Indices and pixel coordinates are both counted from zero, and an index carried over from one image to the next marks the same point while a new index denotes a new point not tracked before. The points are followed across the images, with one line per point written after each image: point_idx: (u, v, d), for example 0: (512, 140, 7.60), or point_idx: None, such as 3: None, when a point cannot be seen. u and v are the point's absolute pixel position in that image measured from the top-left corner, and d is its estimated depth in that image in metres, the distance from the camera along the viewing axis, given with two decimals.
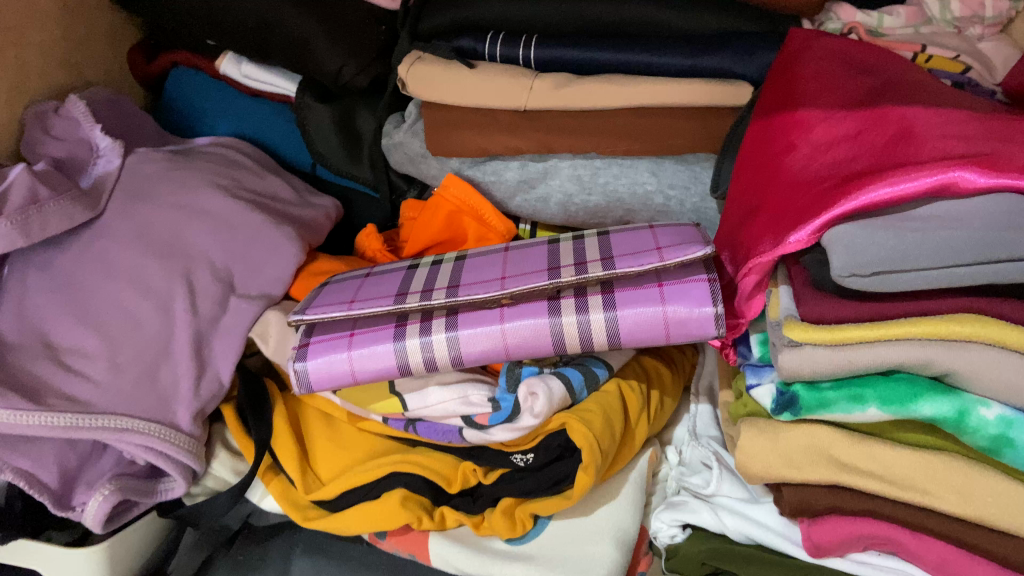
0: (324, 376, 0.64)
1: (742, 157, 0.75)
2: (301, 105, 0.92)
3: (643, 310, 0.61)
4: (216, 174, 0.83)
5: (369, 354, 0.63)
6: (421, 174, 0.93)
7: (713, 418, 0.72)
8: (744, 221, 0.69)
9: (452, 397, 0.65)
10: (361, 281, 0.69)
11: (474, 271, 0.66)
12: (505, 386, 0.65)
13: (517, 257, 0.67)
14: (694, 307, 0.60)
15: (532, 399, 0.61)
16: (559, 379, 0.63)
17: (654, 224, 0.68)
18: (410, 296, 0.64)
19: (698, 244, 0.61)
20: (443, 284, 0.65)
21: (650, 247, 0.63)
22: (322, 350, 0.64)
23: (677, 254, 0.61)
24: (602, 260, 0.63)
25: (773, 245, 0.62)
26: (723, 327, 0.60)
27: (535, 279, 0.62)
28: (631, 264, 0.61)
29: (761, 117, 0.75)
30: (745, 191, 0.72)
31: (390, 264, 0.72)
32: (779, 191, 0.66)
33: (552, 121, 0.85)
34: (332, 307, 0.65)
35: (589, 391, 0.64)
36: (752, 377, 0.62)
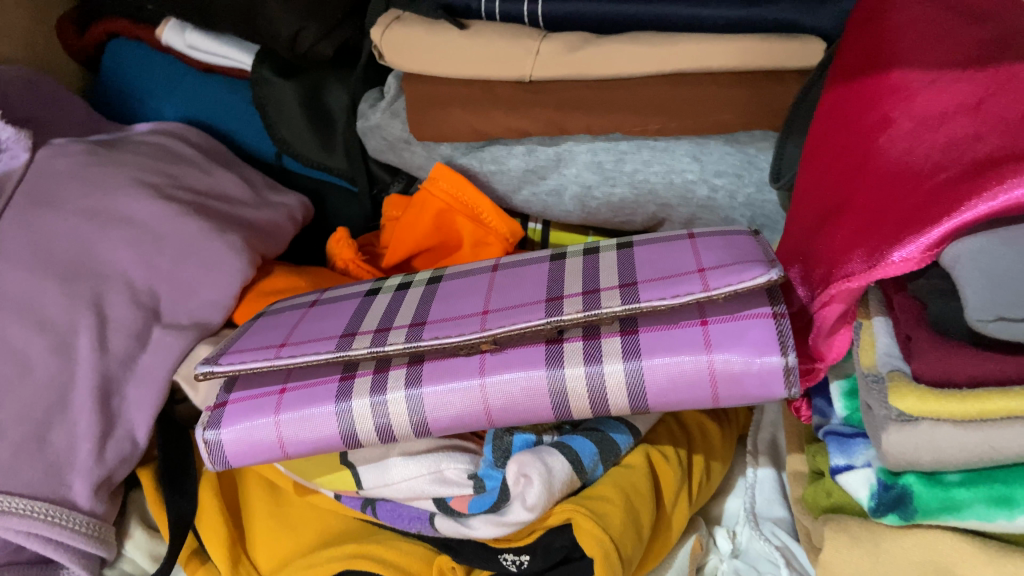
0: (243, 449, 0.47)
1: (816, 138, 0.57)
2: (258, 80, 0.75)
3: (679, 361, 0.43)
4: (145, 170, 0.67)
5: (303, 419, 0.47)
6: (405, 163, 0.76)
7: (780, 490, 0.53)
8: (820, 227, 0.50)
9: (420, 474, 0.48)
10: (302, 315, 0.52)
11: (448, 301, 0.49)
12: (491, 458, 0.48)
13: (506, 281, 0.49)
14: (753, 357, 0.42)
15: (524, 484, 0.44)
16: (562, 454, 0.46)
17: (695, 234, 0.50)
18: (358, 336, 0.47)
19: (757, 265, 0.43)
20: (405, 320, 0.48)
21: (688, 269, 0.45)
22: (242, 413, 0.47)
23: (726, 280, 0.43)
24: (622, 288, 0.45)
25: (866, 264, 0.44)
26: (797, 384, 0.42)
27: (526, 315, 0.44)
28: (660, 296, 0.43)
29: (844, 84, 0.56)
30: (820, 185, 0.53)
31: (345, 290, 0.55)
32: (873, 184, 0.47)
33: (564, 93, 0.67)
34: (256, 352, 0.48)
35: (604, 468, 0.47)
36: (839, 455, 0.44)
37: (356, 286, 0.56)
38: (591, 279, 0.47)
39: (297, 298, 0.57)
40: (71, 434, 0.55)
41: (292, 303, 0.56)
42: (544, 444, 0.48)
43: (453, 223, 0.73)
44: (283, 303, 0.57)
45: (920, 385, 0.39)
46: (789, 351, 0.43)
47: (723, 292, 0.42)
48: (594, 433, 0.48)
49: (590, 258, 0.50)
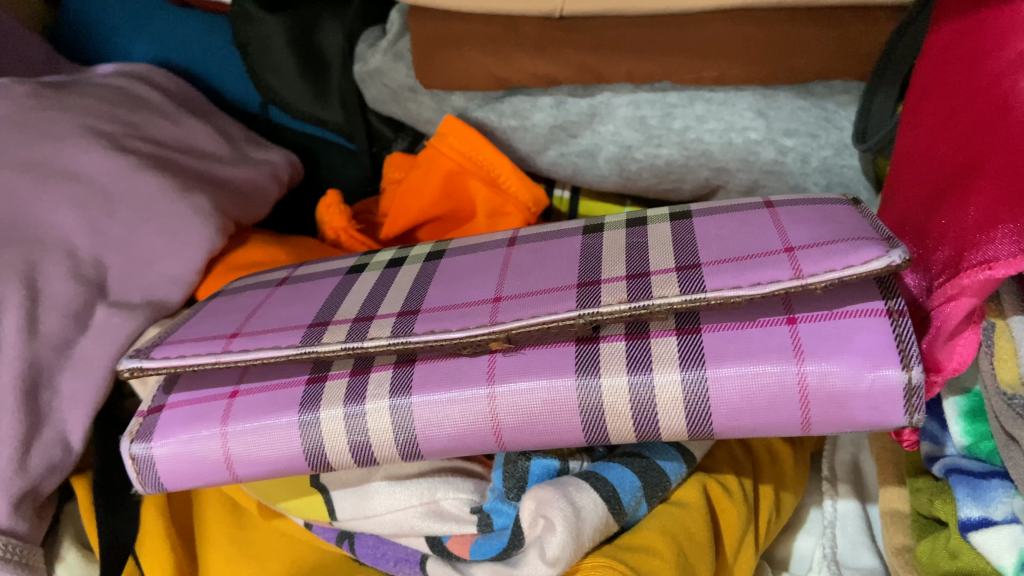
0: (181, 469, 0.37)
1: (924, 86, 0.45)
2: (240, 15, 0.64)
3: (757, 373, 0.32)
4: (98, 117, 0.56)
5: (256, 432, 0.36)
6: (410, 117, 0.65)
7: (868, 531, 0.42)
8: (937, 200, 0.39)
9: (408, 504, 0.37)
10: (264, 297, 0.41)
11: (452, 283, 0.38)
12: (500, 487, 0.37)
13: (526, 260, 0.38)
14: (861, 370, 0.31)
15: (543, 529, 0.33)
16: (594, 491, 0.34)
17: (775, 203, 0.38)
18: (331, 327, 0.36)
19: (871, 244, 0.32)
20: (393, 308, 0.37)
21: (771, 248, 0.33)
22: (180, 424, 0.37)
23: (826, 263, 0.31)
24: (681, 273, 0.34)
25: (1017, 247, 0.32)
26: (921, 410, 0.31)
27: (551, 306, 0.33)
28: (735, 285, 0.32)
29: (960, 17, 0.44)
30: (933, 146, 0.42)
31: (324, 266, 0.44)
32: (1012, 139, 0.36)
33: (602, 32, 0.55)
34: (199, 344, 0.38)
35: (647, 505, 0.36)
36: (970, 504, 0.33)
37: (340, 260, 0.45)
38: (637, 260, 0.35)
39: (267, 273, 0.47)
40: None
41: (258, 281, 0.45)
42: (571, 473, 0.37)
43: (465, 187, 0.62)
44: (247, 281, 0.46)
45: None
46: (911, 364, 0.31)
47: (823, 280, 0.31)
48: (635, 459, 0.37)
49: (637, 233, 0.38)
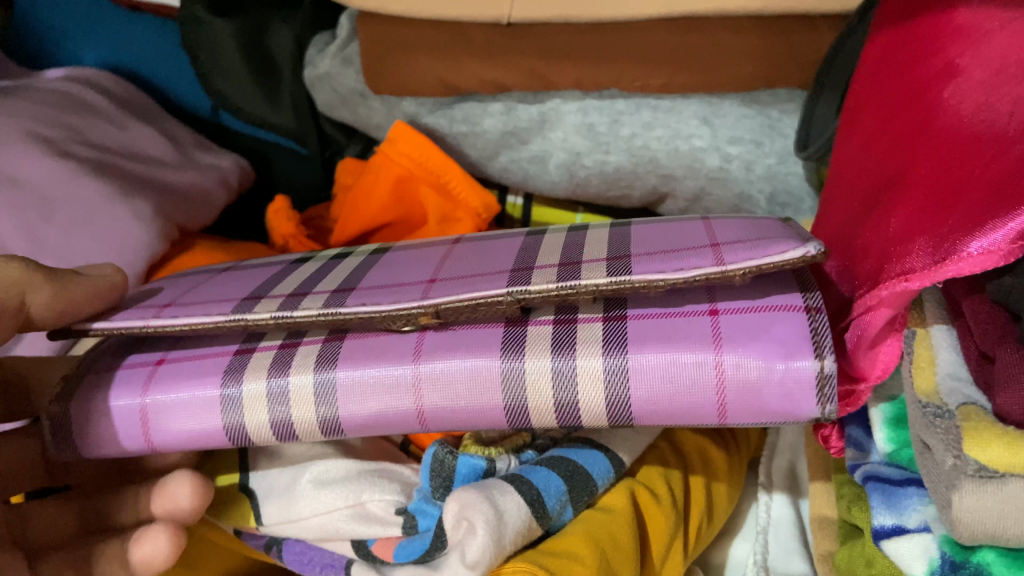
0: (99, 432, 0.37)
1: (858, 97, 0.45)
2: (187, 20, 0.62)
3: (675, 356, 0.32)
4: (40, 121, 0.55)
5: (176, 403, 0.36)
6: (361, 122, 0.65)
7: (800, 537, 0.42)
8: (866, 210, 0.39)
9: (334, 507, 0.38)
10: (198, 282, 0.41)
11: (389, 270, 0.38)
12: (427, 487, 0.37)
13: (464, 251, 0.38)
14: (776, 360, 0.31)
15: (465, 532, 0.33)
16: (518, 493, 0.34)
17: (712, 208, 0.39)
18: (264, 300, 0.36)
19: (792, 241, 0.32)
20: (328, 288, 0.37)
21: (698, 241, 0.34)
22: (104, 384, 0.37)
23: (748, 255, 0.32)
24: (610, 262, 0.34)
25: (930, 261, 0.33)
26: (833, 401, 0.31)
27: (479, 286, 0.33)
28: (658, 269, 0.32)
29: (892, 28, 0.45)
30: (864, 158, 0.42)
31: (266, 263, 0.44)
32: (933, 152, 0.36)
33: (549, 39, 0.55)
34: (133, 312, 0.38)
35: (573, 509, 0.36)
36: (885, 512, 0.33)
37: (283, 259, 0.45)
38: (571, 250, 0.36)
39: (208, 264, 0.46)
40: None
41: (197, 273, 0.44)
42: (495, 473, 0.36)
43: (415, 193, 0.61)
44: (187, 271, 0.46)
45: (1008, 429, 0.29)
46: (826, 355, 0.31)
47: (743, 269, 0.31)
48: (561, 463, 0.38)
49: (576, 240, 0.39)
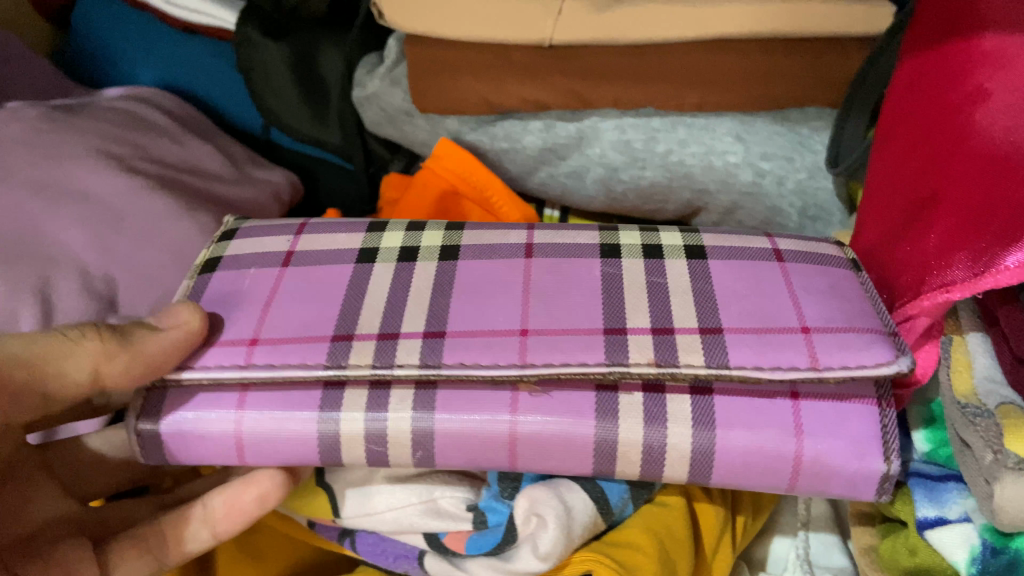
0: (190, 446, 0.40)
1: (892, 116, 0.48)
2: (243, 41, 0.66)
3: (758, 439, 0.36)
4: (106, 139, 0.59)
5: (274, 432, 0.39)
6: (405, 138, 0.68)
7: (841, 536, 0.44)
8: (904, 226, 0.42)
9: (408, 503, 0.40)
10: (274, 288, 0.43)
11: (475, 299, 0.41)
12: (495, 488, 0.40)
13: (549, 283, 0.41)
14: (851, 457, 0.36)
15: (536, 526, 0.37)
16: (581, 491, 0.38)
17: (785, 258, 0.42)
18: (357, 344, 0.39)
19: (883, 347, 0.36)
20: (417, 326, 0.39)
21: (789, 325, 0.38)
22: (195, 405, 0.40)
23: (840, 359, 0.36)
24: (706, 335, 0.38)
25: (970, 272, 0.35)
26: (890, 493, 0.37)
27: (581, 356, 0.37)
28: (759, 366, 0.36)
29: (925, 52, 0.48)
30: (899, 174, 0.45)
31: (330, 240, 0.46)
32: (969, 170, 0.39)
33: (589, 60, 0.58)
34: (224, 355, 0.40)
35: (635, 507, 0.40)
36: (926, 504, 0.36)
37: (344, 231, 0.46)
38: (661, 309, 0.39)
39: (269, 230, 0.47)
40: None
41: (263, 251, 0.46)
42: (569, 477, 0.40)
43: (457, 207, 0.64)
44: (251, 240, 0.47)
45: None
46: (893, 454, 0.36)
47: (835, 375, 0.36)
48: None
49: (657, 265, 0.42)
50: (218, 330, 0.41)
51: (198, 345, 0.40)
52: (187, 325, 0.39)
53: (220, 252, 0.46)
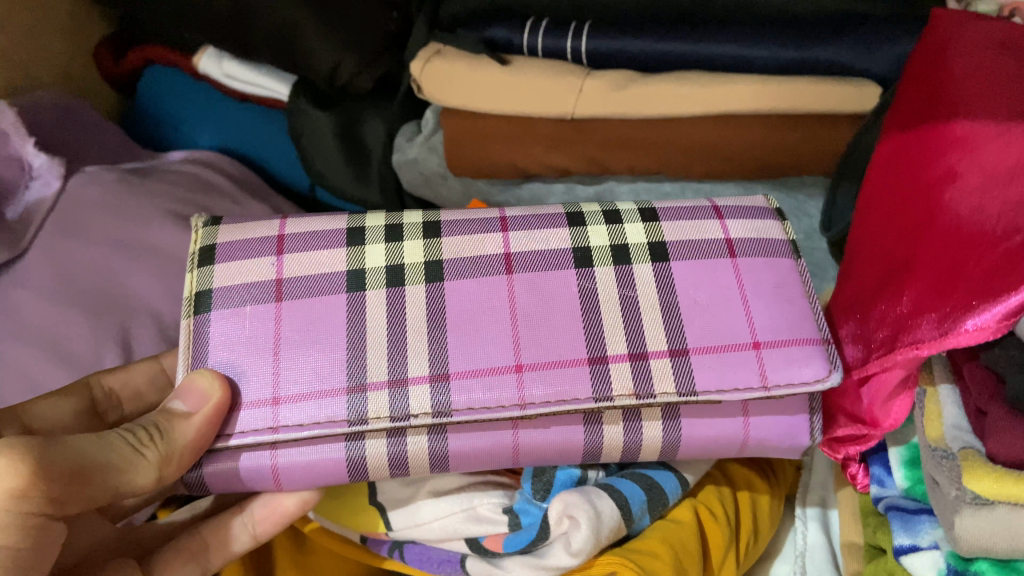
0: (235, 484, 0.46)
1: (874, 187, 0.55)
2: (295, 111, 0.73)
3: (718, 435, 0.45)
4: (177, 201, 0.67)
5: (303, 472, 0.45)
6: (439, 198, 0.75)
7: (832, 561, 0.50)
8: (881, 287, 0.48)
9: (452, 513, 0.46)
10: (275, 333, 0.47)
11: (479, 334, 0.46)
12: (529, 493, 0.47)
13: (532, 305, 0.47)
14: (784, 440, 0.46)
15: (569, 526, 0.42)
16: (610, 498, 0.43)
17: (736, 254, 0.48)
18: (371, 393, 0.45)
19: (817, 360, 0.44)
20: (422, 371, 0.45)
21: (742, 341, 0.45)
22: (233, 455, 0.46)
23: (784, 377, 0.44)
24: (670, 355, 0.45)
25: (937, 331, 0.42)
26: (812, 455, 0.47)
27: (573, 391, 0.44)
28: (719, 389, 0.44)
29: (903, 133, 0.54)
30: (880, 240, 0.51)
31: (311, 263, 0.49)
32: (938, 242, 0.45)
33: (608, 131, 0.65)
34: (252, 420, 0.45)
35: (651, 516, 0.45)
36: (903, 533, 0.42)
37: (325, 251, 0.50)
38: (635, 334, 0.46)
39: (247, 250, 0.50)
40: None
41: (246, 282, 0.49)
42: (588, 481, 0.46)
43: None
44: (231, 267, 0.49)
45: (996, 467, 0.37)
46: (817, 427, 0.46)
47: (781, 391, 0.44)
48: (640, 477, 0.46)
49: (627, 277, 0.48)
50: (238, 394, 0.46)
51: (228, 412, 0.45)
52: (211, 398, 0.44)
53: (203, 287, 0.49)
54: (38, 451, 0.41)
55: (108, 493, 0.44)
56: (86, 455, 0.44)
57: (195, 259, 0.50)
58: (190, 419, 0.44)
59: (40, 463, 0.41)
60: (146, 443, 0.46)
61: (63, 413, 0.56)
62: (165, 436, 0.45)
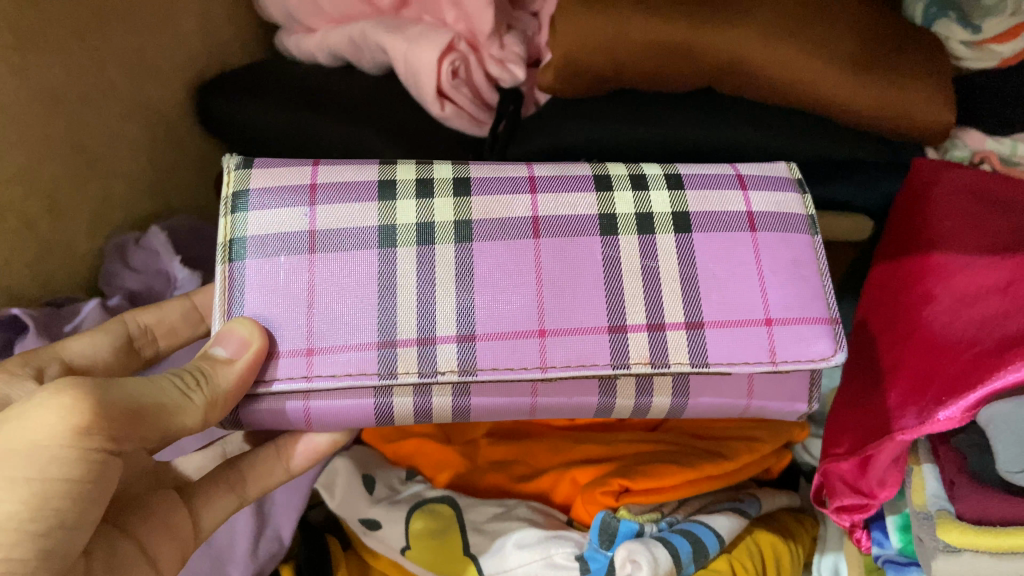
0: (275, 420, 0.54)
1: (868, 303, 0.68)
2: None
3: (724, 400, 0.56)
4: None
5: (334, 414, 0.53)
6: None
7: None
8: (874, 386, 0.60)
9: (534, 559, 0.58)
10: (311, 283, 0.53)
11: (501, 301, 0.53)
12: (596, 542, 0.58)
13: (554, 271, 0.54)
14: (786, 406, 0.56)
15: (632, 568, 0.53)
16: (664, 547, 0.55)
17: (755, 227, 0.56)
18: (400, 348, 0.52)
19: (824, 342, 0.53)
20: (449, 330, 0.52)
21: (756, 317, 0.53)
22: (278, 398, 0.53)
23: (791, 356, 0.53)
24: (688, 327, 0.53)
25: (917, 420, 0.53)
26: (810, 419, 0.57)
27: (591, 359, 0.52)
28: (733, 364, 0.52)
29: (891, 260, 0.68)
30: (873, 349, 0.63)
31: (345, 216, 0.55)
32: (919, 352, 0.58)
33: None
34: (289, 367, 0.52)
35: (697, 566, 0.56)
36: None
37: (358, 203, 0.55)
38: (653, 305, 0.53)
39: (281, 202, 0.55)
40: (231, 532, 0.66)
41: (283, 233, 0.54)
42: (646, 533, 0.58)
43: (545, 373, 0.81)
44: (272, 215, 0.54)
45: (962, 522, 0.49)
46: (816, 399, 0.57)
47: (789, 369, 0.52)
48: (688, 534, 0.57)
49: (650, 247, 0.55)
50: (275, 344, 0.52)
51: (267, 359, 0.52)
52: (255, 347, 0.51)
53: (241, 233, 0.54)
54: (97, 392, 0.45)
55: (158, 432, 0.49)
56: (141, 396, 0.48)
57: (231, 205, 0.55)
58: (234, 365, 0.50)
59: (99, 403, 0.45)
60: (194, 388, 0.50)
61: (98, 350, 0.64)
62: (211, 382, 0.50)
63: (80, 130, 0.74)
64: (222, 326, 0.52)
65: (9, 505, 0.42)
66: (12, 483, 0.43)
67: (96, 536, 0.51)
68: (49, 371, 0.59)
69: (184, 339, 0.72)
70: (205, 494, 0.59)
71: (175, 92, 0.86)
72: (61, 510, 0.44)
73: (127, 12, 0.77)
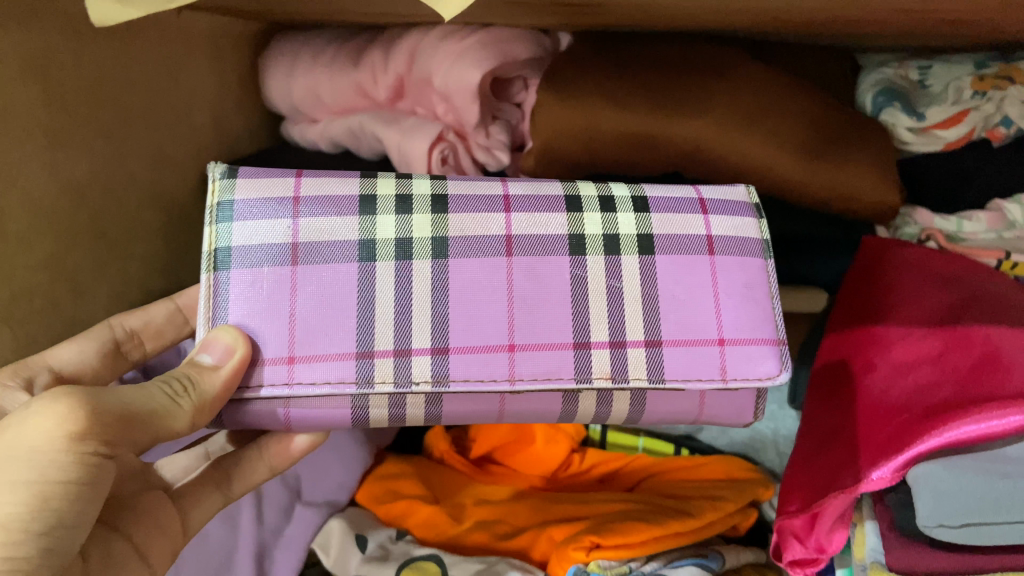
0: (259, 420, 0.59)
1: (819, 373, 0.74)
2: None
3: (678, 408, 0.61)
4: None
5: (313, 418, 0.59)
6: None
7: None
8: (822, 449, 0.66)
9: None
10: (293, 300, 0.58)
11: (473, 322, 0.58)
12: None
13: (525, 288, 0.59)
14: (736, 416, 0.62)
15: None
16: None
17: (714, 250, 0.62)
18: (377, 360, 0.57)
19: (769, 363, 0.60)
20: (426, 343, 0.58)
21: (710, 338, 0.59)
22: (264, 403, 0.58)
23: (739, 374, 0.59)
24: (648, 344, 0.59)
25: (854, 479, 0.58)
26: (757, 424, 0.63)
27: (556, 374, 0.58)
28: (690, 381, 0.58)
29: (839, 330, 0.74)
30: (822, 415, 0.69)
31: (327, 229, 0.59)
32: (861, 418, 0.64)
33: None
34: (274, 373, 0.57)
35: None
36: None
37: (338, 215, 0.60)
38: (617, 324, 0.59)
39: (264, 212, 0.59)
40: None
41: (267, 244, 0.59)
42: None
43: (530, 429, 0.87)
44: (255, 226, 0.59)
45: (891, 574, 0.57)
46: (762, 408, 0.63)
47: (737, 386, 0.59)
48: None
49: (615, 266, 0.60)
50: (259, 351, 0.57)
51: (250, 366, 0.57)
52: (239, 357, 0.56)
53: (227, 243, 0.59)
54: (93, 403, 0.50)
55: (149, 436, 0.54)
56: (131, 403, 0.53)
57: (215, 214, 0.59)
58: (218, 372, 0.55)
59: (93, 414, 0.50)
60: (181, 394, 0.55)
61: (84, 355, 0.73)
62: (198, 389, 0.54)
63: (102, 216, 0.81)
64: (206, 333, 0.57)
65: (10, 506, 0.46)
66: (12, 486, 0.46)
67: (91, 538, 0.55)
68: (40, 379, 0.68)
69: (167, 337, 0.82)
70: (193, 497, 0.66)
71: (189, 179, 0.94)
72: (59, 509, 0.48)
73: (147, 102, 0.85)
